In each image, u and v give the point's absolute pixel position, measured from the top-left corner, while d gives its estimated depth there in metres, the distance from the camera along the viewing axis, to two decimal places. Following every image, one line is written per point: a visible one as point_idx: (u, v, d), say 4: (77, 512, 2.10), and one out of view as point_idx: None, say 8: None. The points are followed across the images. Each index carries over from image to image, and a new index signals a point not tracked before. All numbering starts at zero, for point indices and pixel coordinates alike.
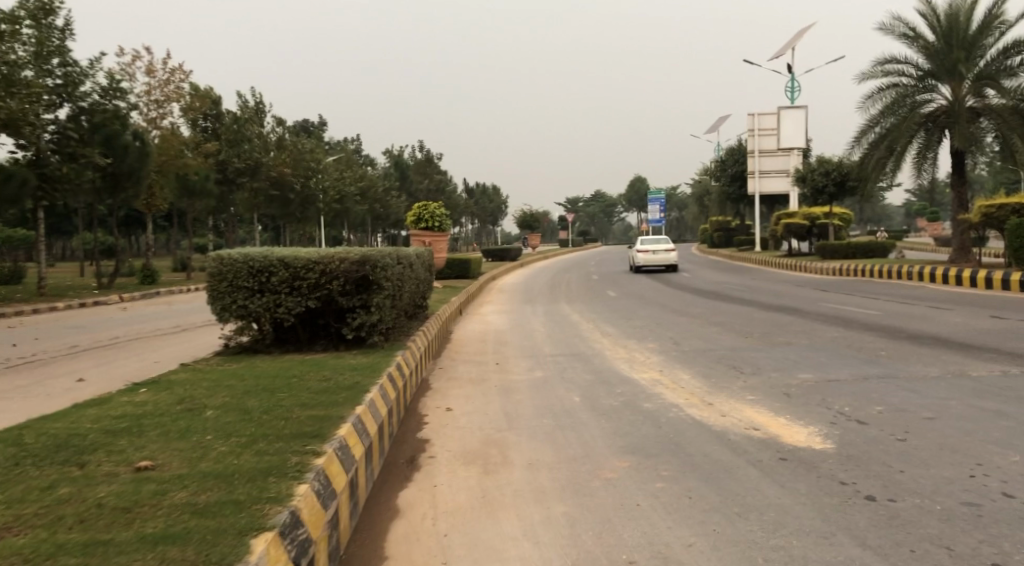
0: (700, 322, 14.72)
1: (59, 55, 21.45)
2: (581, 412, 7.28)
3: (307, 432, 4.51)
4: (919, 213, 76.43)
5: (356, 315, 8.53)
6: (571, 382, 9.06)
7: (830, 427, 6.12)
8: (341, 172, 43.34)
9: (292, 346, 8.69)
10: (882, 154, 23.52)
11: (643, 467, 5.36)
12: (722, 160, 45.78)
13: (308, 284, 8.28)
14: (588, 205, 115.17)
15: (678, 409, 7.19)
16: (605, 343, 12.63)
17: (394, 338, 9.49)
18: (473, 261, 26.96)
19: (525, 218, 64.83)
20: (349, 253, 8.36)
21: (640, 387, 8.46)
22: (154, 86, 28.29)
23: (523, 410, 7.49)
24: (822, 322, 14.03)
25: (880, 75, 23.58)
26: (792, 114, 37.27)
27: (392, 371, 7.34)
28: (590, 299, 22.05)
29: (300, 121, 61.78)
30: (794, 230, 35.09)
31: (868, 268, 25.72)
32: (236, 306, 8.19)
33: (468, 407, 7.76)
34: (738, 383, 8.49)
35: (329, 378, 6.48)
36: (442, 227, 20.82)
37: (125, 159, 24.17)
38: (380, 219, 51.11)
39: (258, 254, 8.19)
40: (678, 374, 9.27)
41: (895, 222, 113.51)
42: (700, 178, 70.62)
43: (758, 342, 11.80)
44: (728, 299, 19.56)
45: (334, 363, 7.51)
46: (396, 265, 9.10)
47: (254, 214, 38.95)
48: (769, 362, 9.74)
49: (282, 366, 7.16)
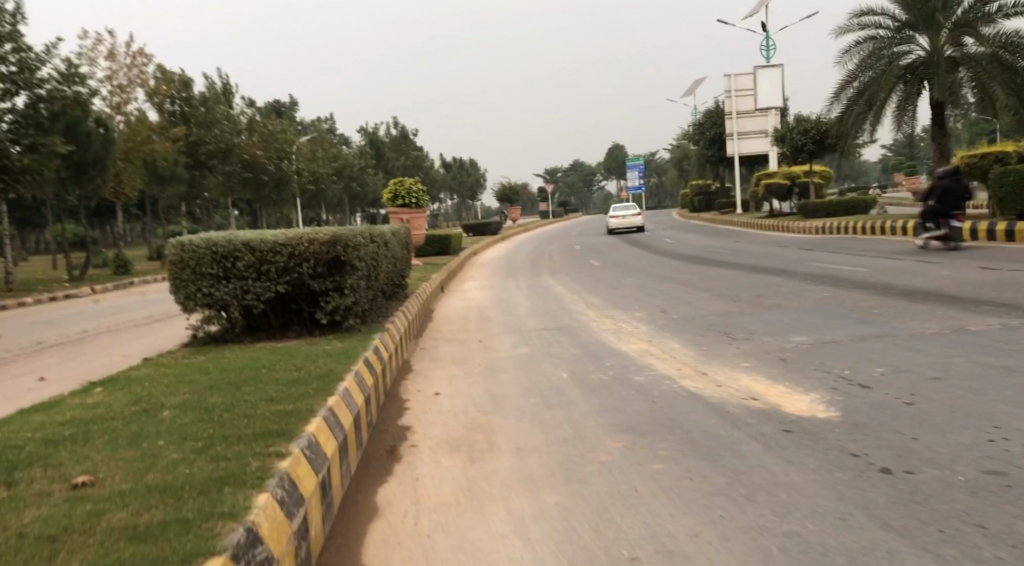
0: (686, 288, 14.39)
1: (12, 41, 20.44)
2: (569, 389, 6.93)
3: (272, 432, 4.10)
4: (896, 169, 76.51)
5: (329, 298, 8.11)
6: (557, 357, 8.70)
7: (831, 393, 5.81)
8: (315, 152, 42.53)
9: (263, 333, 8.26)
10: (862, 108, 23.20)
11: (639, 446, 5.02)
12: (700, 123, 45.34)
13: (277, 268, 7.84)
14: (567, 175, 114.50)
15: (671, 381, 6.85)
16: (590, 314, 12.28)
17: (371, 320, 9.06)
18: (453, 236, 26.50)
19: (504, 191, 64.20)
20: (319, 234, 7.93)
21: (630, 358, 8.12)
22: (115, 70, 27.14)
23: (509, 391, 7.11)
24: (810, 282, 13.75)
25: (858, 27, 23.14)
26: (768, 73, 36.83)
27: (368, 356, 6.93)
28: (573, 269, 21.68)
29: (269, 101, 60.56)
30: (775, 191, 34.83)
31: (851, 225, 25.50)
32: (201, 295, 7.73)
33: (452, 390, 7.38)
34: (731, 349, 8.17)
35: (300, 367, 6.07)
36: (420, 203, 20.33)
37: (88, 147, 23.85)
38: (357, 198, 50.40)
39: (221, 238, 7.72)
40: (668, 343, 8.93)
41: (873, 178, 113.75)
42: (678, 143, 70.17)
43: (748, 306, 11.49)
44: (713, 263, 19.26)
45: (307, 350, 7.09)
46: (370, 245, 8.67)
47: (228, 199, 38.16)
48: (761, 327, 9.42)
49: (251, 356, 6.72)
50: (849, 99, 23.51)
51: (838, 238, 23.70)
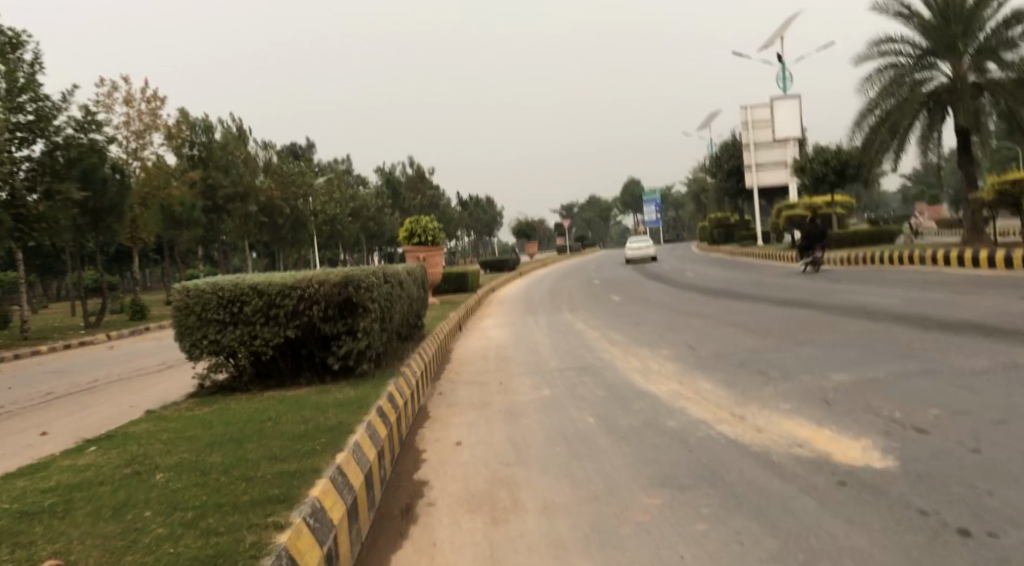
0: (713, 324, 13.92)
1: (29, 90, 20.41)
2: (598, 437, 6.49)
3: (272, 497, 3.69)
4: (916, 197, 75.66)
5: (341, 342, 7.72)
6: (582, 400, 8.26)
7: (885, 438, 5.34)
8: (333, 192, 42.56)
9: (273, 381, 7.89)
10: (885, 136, 22.79)
11: (679, 504, 4.54)
12: (718, 156, 45.03)
13: (286, 312, 7.50)
14: (584, 210, 114.42)
15: (706, 425, 6.40)
16: (614, 352, 11.83)
17: (386, 364, 8.67)
18: (471, 275, 26.19)
19: (520, 228, 63.97)
20: (330, 275, 7.59)
21: (659, 402, 7.66)
22: (132, 116, 27.26)
23: (532, 439, 6.67)
24: (842, 315, 13.23)
25: (878, 55, 22.87)
26: (785, 104, 36.58)
27: (382, 404, 6.51)
28: (594, 305, 21.23)
29: (288, 144, 61.07)
30: (797, 222, 34.32)
31: (877, 254, 24.94)
32: (207, 342, 7.40)
33: (471, 438, 6.95)
34: (767, 390, 7.70)
35: (309, 418, 5.67)
36: (436, 241, 20.03)
37: (105, 194, 23.75)
38: (375, 237, 50.36)
39: (228, 281, 7.41)
40: (700, 384, 8.47)
41: (893, 207, 112.67)
42: (695, 176, 69.88)
43: (780, 341, 10.99)
44: (738, 297, 18.77)
45: (317, 399, 6.69)
46: (384, 286, 8.31)
47: (246, 241, 38.14)
48: (797, 364, 8.94)
49: (257, 407, 6.33)
50: (871, 127, 23.14)
51: (864, 269, 23.15)
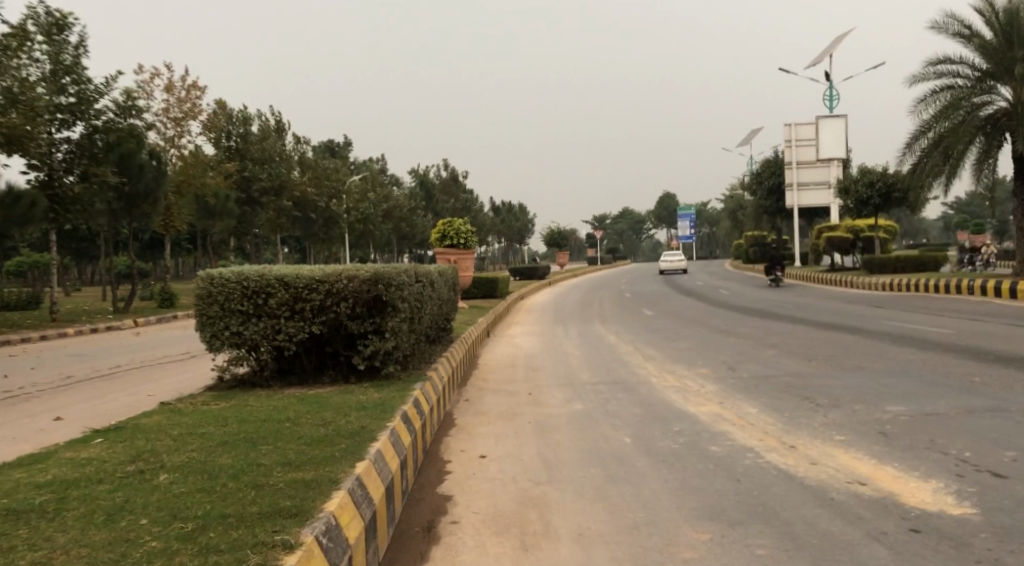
0: (752, 344, 13.39)
1: (73, 72, 20.41)
2: (635, 459, 6.04)
3: (283, 510, 3.31)
4: (958, 226, 73.90)
5: (368, 341, 7.37)
6: (617, 417, 7.81)
7: (957, 481, 4.85)
8: (367, 191, 42.48)
9: (295, 378, 7.54)
10: (938, 160, 22.07)
11: (732, 543, 4.09)
12: (758, 173, 44.23)
13: (313, 307, 7.16)
14: (616, 222, 113.60)
15: (754, 454, 5.93)
16: (649, 368, 11.36)
17: (412, 366, 8.29)
18: (502, 280, 25.82)
19: (552, 236, 63.46)
20: (360, 271, 7.25)
21: (700, 424, 7.20)
22: (172, 104, 27.20)
23: (564, 456, 6.24)
24: (889, 342, 12.65)
25: (933, 76, 22.15)
26: (831, 124, 35.82)
27: (407, 410, 6.12)
28: (625, 318, 20.72)
29: (325, 141, 61.23)
30: (837, 244, 33.49)
31: (922, 282, 24.14)
32: (229, 334, 7.07)
33: (499, 452, 6.53)
34: (818, 418, 7.21)
35: (330, 422, 5.30)
36: (469, 244, 19.67)
37: (141, 179, 23.48)
38: (406, 238, 50.20)
39: (254, 272, 7.08)
40: (743, 407, 7.99)
41: (931, 236, 110.43)
42: (732, 193, 68.92)
43: (825, 367, 10.46)
44: (777, 318, 18.17)
45: (340, 400, 6.33)
46: (415, 285, 7.95)
47: (278, 235, 38.13)
48: (847, 392, 8.43)
49: (275, 406, 5.97)
50: (923, 150, 22.42)
51: (908, 296, 22.40)
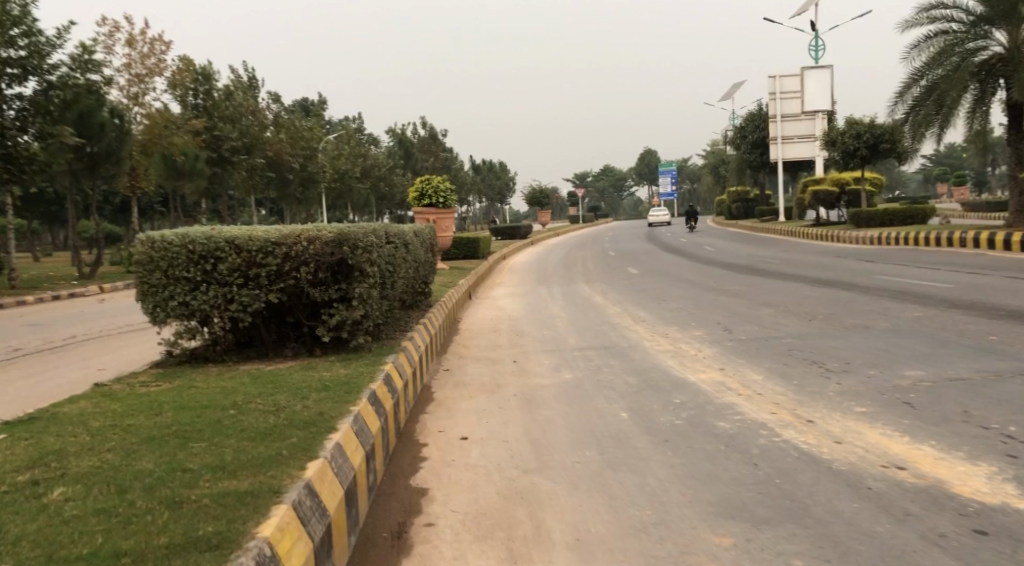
0: (745, 303, 12.73)
1: (21, 23, 19.05)
2: (636, 439, 5.35)
3: (199, 544, 2.59)
4: (939, 179, 73.55)
5: (333, 311, 6.60)
6: (610, 388, 7.13)
7: (1010, 464, 4.20)
8: (342, 150, 41.24)
9: (254, 352, 6.77)
10: (931, 110, 21.33)
11: (760, 552, 3.42)
12: (741, 127, 43.41)
13: (269, 273, 6.36)
14: (597, 179, 112.47)
15: (769, 432, 5.26)
16: (640, 331, 10.66)
17: (385, 336, 7.54)
18: (483, 240, 25.01)
19: (533, 194, 62.39)
20: (322, 231, 6.46)
21: (704, 395, 6.51)
22: (133, 58, 25.61)
23: (555, 437, 5.54)
24: (890, 299, 12.04)
25: (926, 22, 21.28)
26: (816, 75, 34.89)
27: (375, 390, 5.37)
28: (611, 277, 20.05)
29: (298, 99, 59.42)
30: (823, 198, 32.90)
31: (912, 235, 23.60)
32: (175, 304, 6.26)
33: (482, 433, 5.82)
34: (831, 386, 6.55)
35: (283, 409, 4.55)
36: (448, 203, 18.80)
37: (102, 139, 22.49)
38: (385, 199, 49.03)
39: (201, 234, 6.26)
40: (747, 374, 7.33)
41: (910, 189, 110.24)
42: (715, 148, 68.03)
43: (827, 327, 9.82)
44: (768, 275, 17.55)
45: (300, 378, 5.58)
46: (385, 247, 7.17)
47: (252, 197, 36.93)
48: (857, 356, 7.79)
49: (223, 388, 5.21)
50: (915, 99, 21.67)
51: (899, 249, 21.85)
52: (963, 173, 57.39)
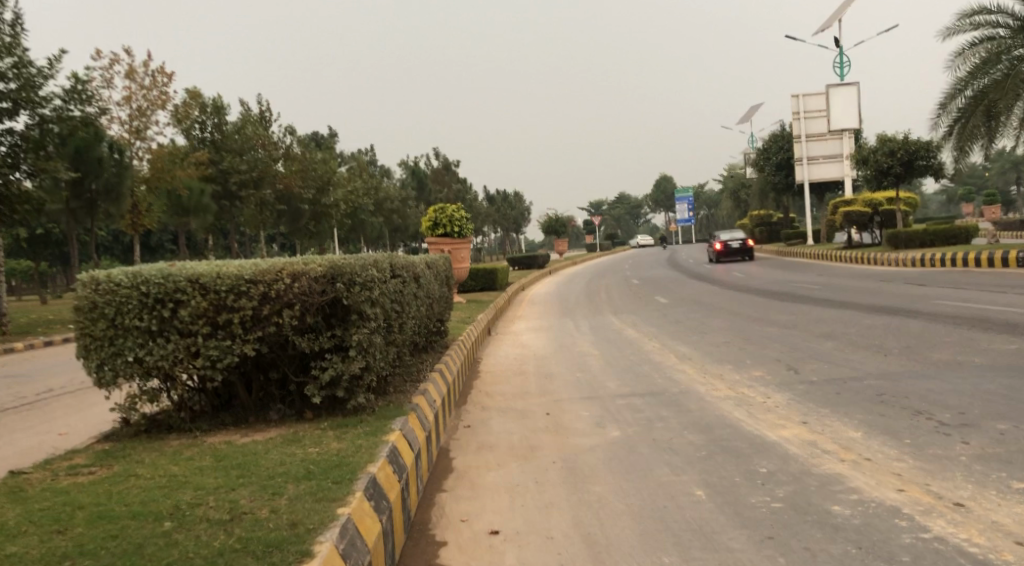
0: (801, 336, 11.29)
1: (11, 54, 18.03)
2: (727, 537, 3.98)
3: None
4: (964, 198, 71.35)
5: (325, 364, 5.31)
6: (673, 451, 5.76)
7: None
8: (355, 182, 40.33)
9: (231, 417, 5.46)
10: (979, 122, 19.87)
11: None
12: (765, 148, 42.09)
13: (244, 319, 5.08)
14: (613, 207, 111.07)
15: (910, 523, 3.85)
16: (689, 373, 9.24)
17: (393, 391, 6.22)
18: (502, 271, 23.69)
19: (550, 223, 61.09)
20: (310, 265, 5.19)
21: (799, 465, 5.12)
22: (133, 91, 24.58)
23: (616, 533, 4.19)
24: (969, 328, 10.56)
25: (970, 28, 19.89)
26: (842, 93, 33.48)
27: (376, 476, 4.03)
28: (639, 307, 18.65)
29: (310, 133, 58.63)
30: (856, 219, 31.42)
31: (960, 255, 22.02)
32: (127, 361, 4.99)
33: (517, 525, 4.44)
34: (958, 447, 5.14)
35: (243, 519, 3.23)
36: (463, 233, 17.54)
37: (100, 175, 21.37)
38: (398, 231, 47.85)
39: (159, 271, 5.01)
40: (839, 430, 5.92)
41: (932, 210, 107.69)
42: (734, 172, 66.51)
43: (910, 364, 8.39)
44: (814, 302, 16.07)
45: (278, 459, 4.25)
46: (390, 283, 5.89)
47: (263, 233, 35.95)
48: (970, 402, 6.36)
49: (170, 478, 3.88)
50: (960, 111, 20.24)
51: (949, 271, 20.30)
52: (993, 191, 55.52)
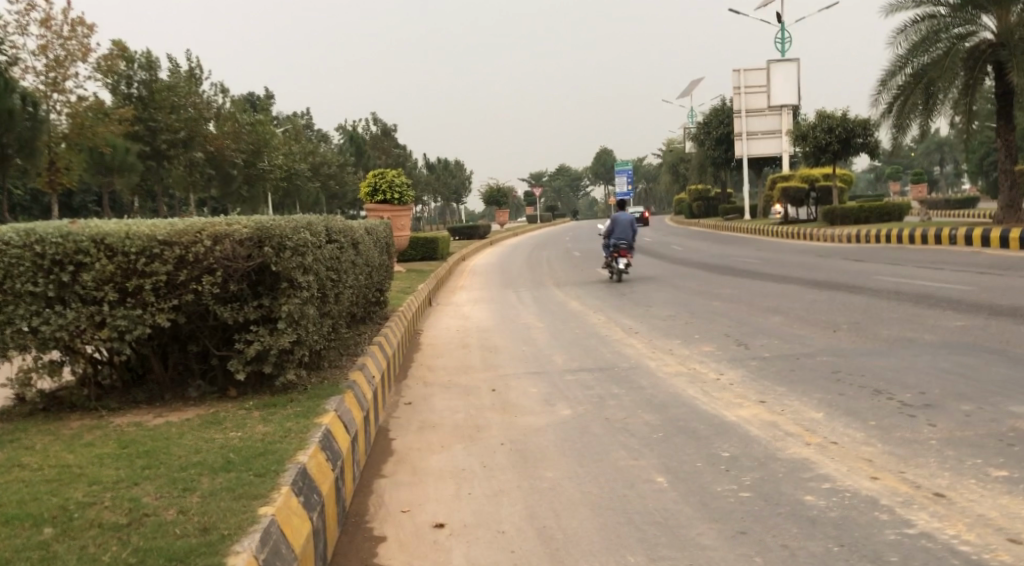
0: (748, 311, 11.13)
1: None
2: (696, 531, 3.64)
3: None
4: (891, 176, 73.26)
5: (251, 336, 4.77)
6: (629, 432, 5.41)
7: None
8: (291, 146, 38.97)
9: (144, 394, 4.90)
10: (918, 100, 20.04)
11: None
12: (706, 122, 42.22)
13: (159, 285, 4.50)
14: (553, 179, 110.93)
15: (892, 516, 3.58)
16: (637, 347, 8.95)
17: (327, 367, 5.71)
18: (442, 240, 23.12)
19: (490, 193, 60.47)
20: (234, 226, 4.63)
21: (764, 449, 4.82)
22: (48, 40, 22.91)
23: (574, 527, 3.82)
24: (913, 304, 10.55)
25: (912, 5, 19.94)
26: (782, 68, 33.62)
27: (306, 467, 3.53)
28: (582, 279, 18.38)
29: (245, 95, 56.49)
30: (793, 195, 31.77)
31: (895, 231, 22.37)
32: (19, 331, 4.35)
33: (463, 517, 4.02)
34: (926, 430, 4.92)
35: (146, 524, 2.71)
36: (403, 200, 16.89)
37: (12, 129, 19.75)
38: (335, 198, 46.59)
39: (56, 229, 4.37)
40: (800, 410, 5.66)
41: (860, 187, 110.61)
42: (674, 146, 66.92)
43: (861, 341, 8.26)
44: (756, 276, 16.01)
45: (192, 447, 3.72)
46: (325, 248, 5.36)
47: (193, 197, 34.43)
48: (928, 381, 6.20)
49: (62, 470, 3.31)
50: (900, 89, 20.38)
51: (885, 248, 20.58)
52: (920, 171, 57.14)
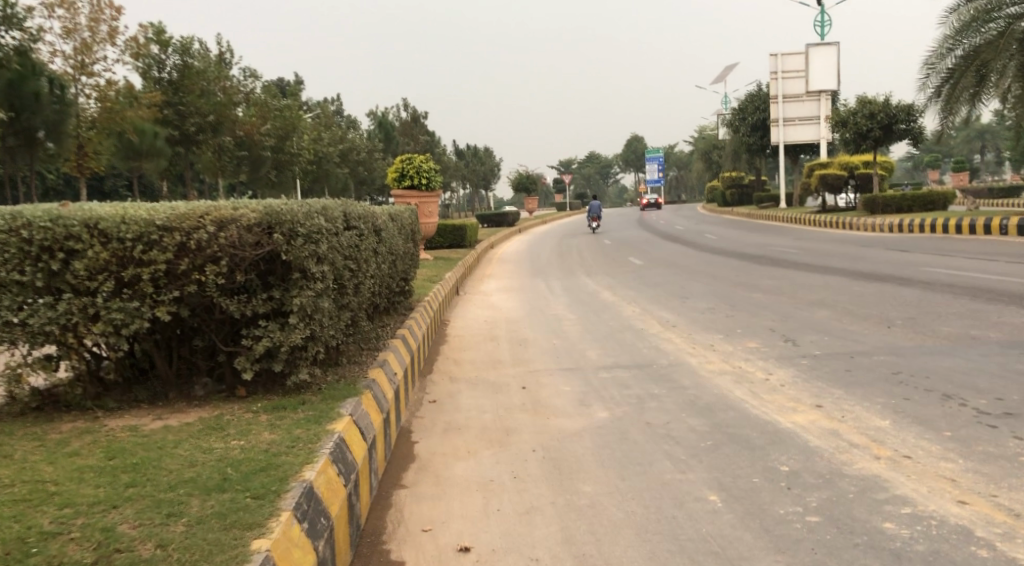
0: (792, 304, 10.55)
1: None
2: None
3: None
4: (930, 164, 71.28)
5: (261, 331, 4.34)
6: (673, 440, 4.92)
7: None
8: (319, 131, 38.67)
9: (146, 393, 4.51)
10: (970, 83, 19.18)
11: None
12: (741, 108, 41.23)
13: (158, 274, 4.09)
14: (582, 166, 109.91)
15: (994, 555, 3.07)
16: (676, 342, 8.43)
17: (345, 364, 5.27)
18: (471, 227, 22.66)
19: (519, 179, 59.84)
20: (241, 210, 4.21)
21: (827, 462, 4.31)
22: (73, 22, 22.75)
23: (616, 555, 3.35)
24: (971, 298, 9.91)
25: None
26: (822, 52, 32.57)
27: (316, 486, 3.09)
28: (613, 268, 17.81)
29: (276, 80, 56.32)
30: (831, 182, 30.83)
31: (941, 221, 21.48)
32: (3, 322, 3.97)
33: (492, 540, 3.56)
34: (1012, 444, 4.36)
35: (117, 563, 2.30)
36: (431, 185, 16.45)
37: (38, 110, 19.54)
38: (363, 184, 46.24)
39: (44, 210, 3.98)
40: (863, 417, 5.12)
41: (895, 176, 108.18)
42: (707, 133, 65.73)
43: (920, 338, 7.67)
44: (796, 267, 15.36)
45: (187, 458, 3.30)
46: (343, 235, 4.91)
47: (222, 182, 34.24)
48: (1002, 386, 5.64)
49: (34, 487, 2.90)
50: (949, 72, 19.54)
51: (931, 238, 19.76)
52: (960, 160, 55.49)
